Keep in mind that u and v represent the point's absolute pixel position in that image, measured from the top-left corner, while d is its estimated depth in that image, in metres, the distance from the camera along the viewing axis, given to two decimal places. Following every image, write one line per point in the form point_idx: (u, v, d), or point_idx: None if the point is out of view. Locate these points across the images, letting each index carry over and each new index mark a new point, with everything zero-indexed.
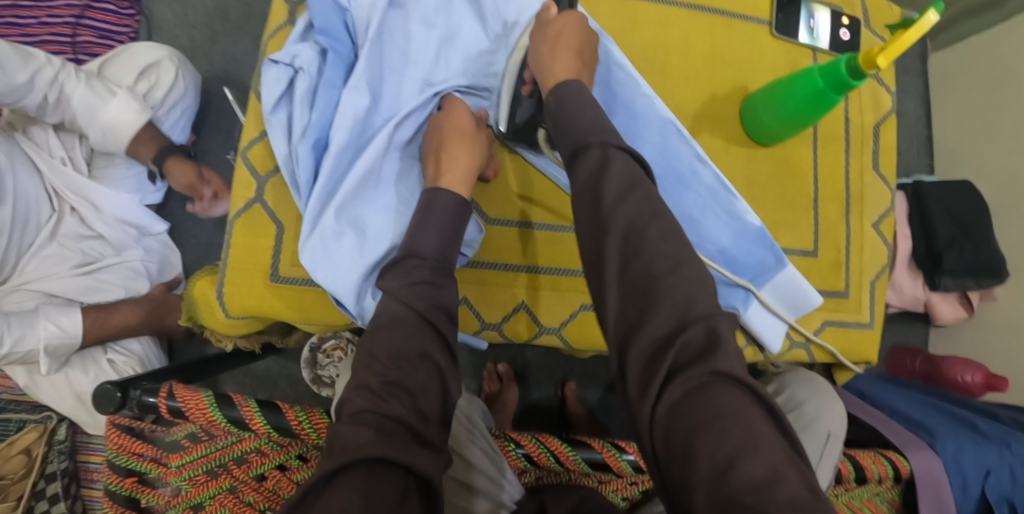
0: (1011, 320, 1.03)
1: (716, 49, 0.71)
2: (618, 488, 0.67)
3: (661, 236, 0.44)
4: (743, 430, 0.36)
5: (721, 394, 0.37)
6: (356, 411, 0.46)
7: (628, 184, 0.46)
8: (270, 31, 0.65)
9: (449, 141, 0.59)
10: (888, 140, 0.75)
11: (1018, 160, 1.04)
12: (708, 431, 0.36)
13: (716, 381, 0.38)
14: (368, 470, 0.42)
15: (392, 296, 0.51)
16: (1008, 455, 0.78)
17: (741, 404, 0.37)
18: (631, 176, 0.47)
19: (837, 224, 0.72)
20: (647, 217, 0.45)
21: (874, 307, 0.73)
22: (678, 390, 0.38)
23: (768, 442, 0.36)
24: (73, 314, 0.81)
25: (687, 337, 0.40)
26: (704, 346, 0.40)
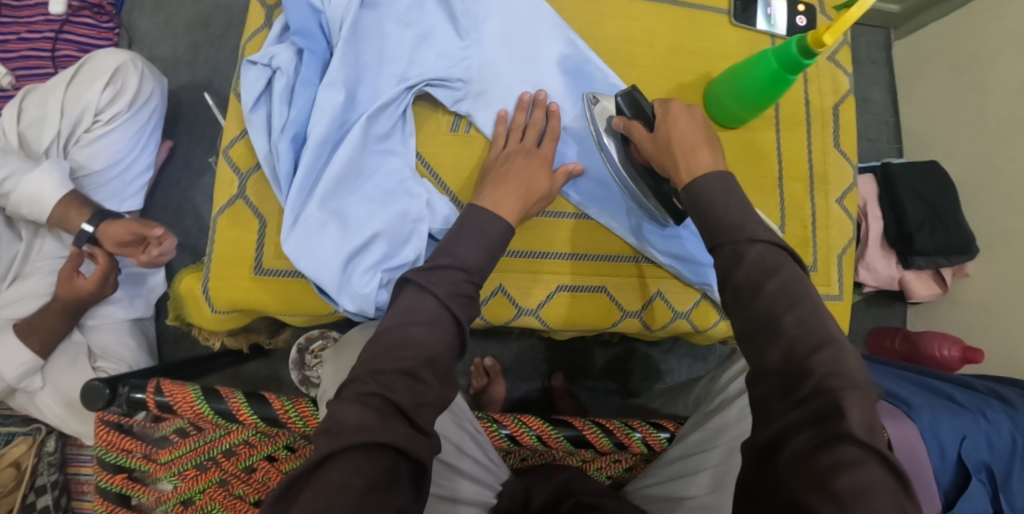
0: (983, 293, 1.06)
1: (678, 39, 0.74)
2: (603, 467, 0.69)
3: (800, 324, 0.45)
4: (862, 480, 0.37)
5: (845, 451, 0.38)
6: (365, 393, 0.47)
7: (765, 273, 0.47)
8: (248, 35, 0.67)
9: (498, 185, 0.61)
10: (849, 119, 0.78)
11: (984, 140, 1.07)
12: (820, 477, 0.38)
13: (843, 439, 0.39)
14: (367, 452, 0.43)
15: (437, 300, 0.53)
16: (983, 423, 0.81)
17: (866, 460, 0.38)
18: (769, 265, 0.47)
19: (803, 201, 0.75)
20: (785, 306, 0.46)
21: (844, 280, 0.76)
22: (808, 442, 0.40)
23: (883, 496, 0.37)
24: (12, 343, 0.81)
25: (809, 407, 0.41)
26: (824, 406, 0.40)
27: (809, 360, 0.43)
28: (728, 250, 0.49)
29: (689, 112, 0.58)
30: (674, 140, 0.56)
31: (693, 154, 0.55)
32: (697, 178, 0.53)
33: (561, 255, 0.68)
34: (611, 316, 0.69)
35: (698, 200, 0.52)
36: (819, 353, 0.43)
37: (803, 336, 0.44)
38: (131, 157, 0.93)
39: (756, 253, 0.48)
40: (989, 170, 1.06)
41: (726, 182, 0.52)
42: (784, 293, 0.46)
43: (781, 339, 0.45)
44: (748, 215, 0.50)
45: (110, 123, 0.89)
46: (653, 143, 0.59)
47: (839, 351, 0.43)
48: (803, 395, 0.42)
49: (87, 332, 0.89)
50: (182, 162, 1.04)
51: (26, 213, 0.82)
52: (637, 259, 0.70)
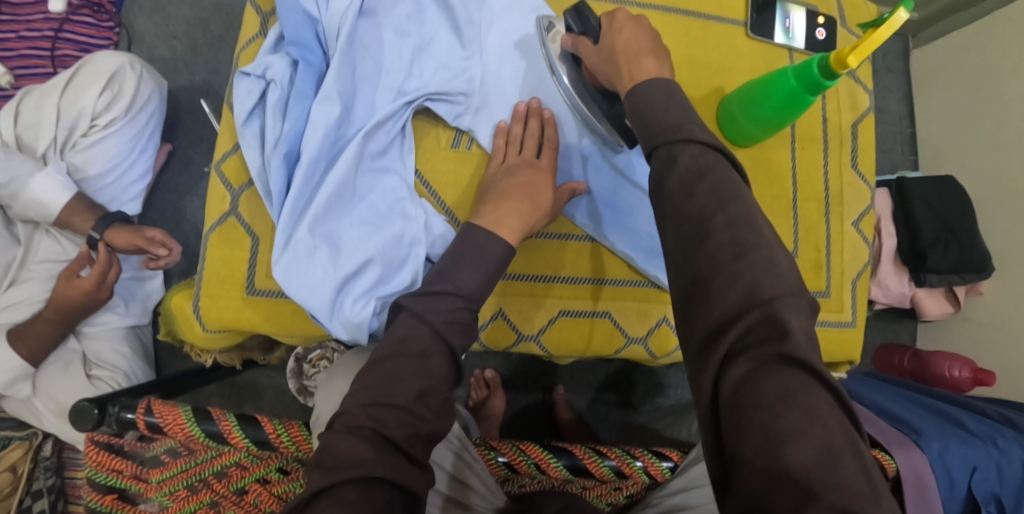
0: (997, 314, 1.03)
1: (691, 53, 0.71)
2: (603, 493, 0.67)
3: (729, 226, 0.41)
4: (803, 414, 0.34)
5: (785, 375, 0.35)
6: (355, 425, 0.45)
7: (697, 176, 0.43)
8: (243, 43, 0.65)
9: (503, 202, 0.59)
10: (866, 138, 0.75)
11: (1003, 155, 1.04)
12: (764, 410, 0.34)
13: (782, 363, 0.35)
14: (361, 486, 0.41)
15: (431, 330, 0.52)
16: (994, 451, 0.79)
17: (807, 385, 0.35)
18: (701, 167, 0.44)
19: (817, 223, 0.72)
20: (715, 208, 0.42)
21: (856, 306, 0.73)
22: (744, 366, 0.36)
23: (833, 428, 0.33)
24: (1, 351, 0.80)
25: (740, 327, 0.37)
26: (768, 334, 0.36)
27: (734, 263, 0.39)
28: (663, 153, 0.45)
29: (636, 22, 0.55)
30: (618, 50, 0.54)
31: (637, 61, 0.52)
32: (639, 82, 0.50)
33: (565, 279, 0.66)
34: (615, 341, 0.67)
35: (637, 105, 0.50)
36: (744, 255, 0.39)
37: (730, 236, 0.40)
38: (128, 161, 0.91)
39: (690, 155, 0.44)
40: (1009, 187, 1.02)
41: (670, 87, 0.50)
42: (713, 194, 0.42)
43: (707, 241, 0.41)
44: (689, 116, 0.47)
45: (107, 127, 0.87)
46: (599, 55, 0.56)
47: (770, 253, 0.40)
48: (733, 311, 0.38)
49: (82, 339, 0.89)
50: (180, 166, 1.03)
51: (34, 215, 0.83)
52: (646, 284, 0.67)
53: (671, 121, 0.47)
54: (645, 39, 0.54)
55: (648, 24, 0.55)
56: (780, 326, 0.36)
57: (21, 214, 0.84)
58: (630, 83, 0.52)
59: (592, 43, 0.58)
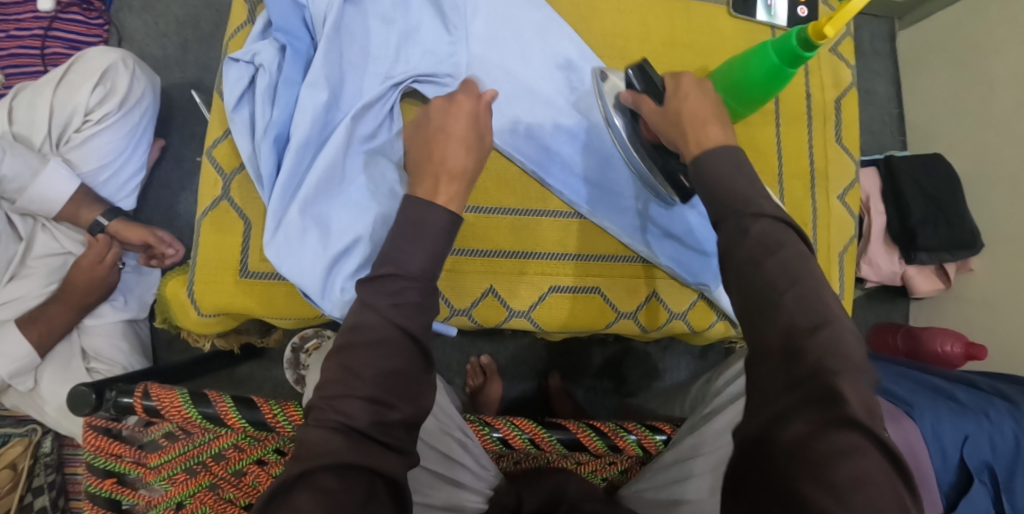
0: (987, 289, 1.04)
1: (674, 33, 0.72)
2: (597, 469, 0.68)
3: (801, 301, 0.43)
4: (856, 471, 0.37)
5: (844, 439, 0.38)
6: (321, 414, 0.45)
7: (767, 249, 0.45)
8: (232, 32, 0.66)
9: (442, 142, 0.57)
10: (850, 113, 0.76)
11: (990, 132, 1.05)
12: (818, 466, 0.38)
13: (842, 428, 0.38)
14: (336, 474, 0.42)
15: (381, 315, 0.48)
16: (986, 423, 0.80)
17: (864, 447, 0.38)
18: (773, 241, 0.45)
19: (803, 198, 0.73)
20: (786, 282, 0.43)
21: (843, 279, 0.74)
22: (804, 426, 0.39)
23: (883, 488, 0.37)
24: (12, 337, 0.81)
25: (806, 388, 0.40)
26: (825, 395, 0.39)
27: (808, 337, 0.41)
28: (732, 224, 0.47)
29: (701, 88, 0.57)
30: (683, 115, 0.55)
31: (702, 127, 0.53)
32: (706, 149, 0.51)
33: (553, 256, 0.66)
34: (605, 317, 0.68)
35: (705, 172, 0.50)
36: (819, 330, 0.41)
37: (802, 312, 0.42)
38: (121, 157, 0.92)
39: (761, 228, 0.45)
40: (996, 163, 1.03)
41: (737, 154, 0.50)
42: (784, 270, 0.44)
43: (779, 315, 0.43)
44: (757, 190, 0.48)
45: (100, 123, 0.87)
46: (662, 117, 0.57)
47: (840, 329, 0.42)
48: (801, 374, 0.41)
49: (82, 334, 0.89)
50: (173, 162, 1.04)
51: (36, 210, 0.85)
52: (634, 260, 0.68)
53: (741, 192, 0.48)
54: (708, 104, 0.55)
55: (711, 89, 0.58)
56: (843, 392, 0.39)
57: (23, 208, 0.85)
58: (696, 151, 0.52)
59: (654, 102, 0.59)
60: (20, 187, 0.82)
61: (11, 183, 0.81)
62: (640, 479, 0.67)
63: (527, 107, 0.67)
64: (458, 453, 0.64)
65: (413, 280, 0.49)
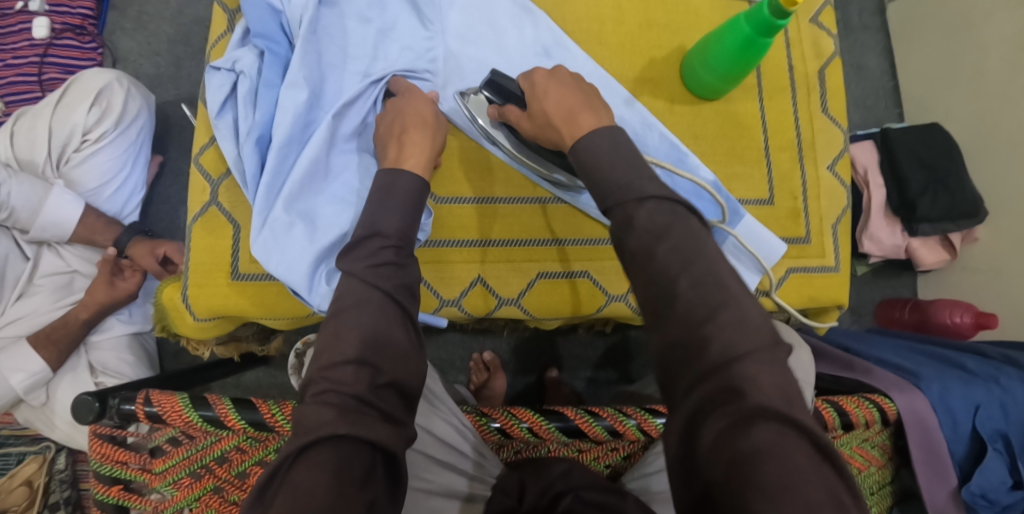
0: (994, 257, 1.02)
1: (650, 13, 0.72)
2: (599, 456, 0.67)
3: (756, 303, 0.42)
4: (779, 468, 0.33)
5: (762, 430, 0.34)
6: (320, 391, 0.46)
7: (658, 235, 0.42)
8: (214, 41, 0.68)
9: (408, 125, 0.60)
10: (834, 83, 0.75)
11: (988, 99, 1.03)
12: (743, 465, 0.33)
13: (760, 417, 0.34)
14: (333, 446, 0.43)
15: (383, 293, 0.50)
16: (997, 390, 0.78)
17: (784, 437, 0.34)
18: (661, 224, 0.42)
19: (791, 171, 0.72)
20: (679, 268, 0.40)
21: (839, 250, 0.73)
22: (721, 422, 0.35)
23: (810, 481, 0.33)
24: (24, 352, 0.83)
25: (712, 383, 0.37)
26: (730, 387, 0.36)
27: (705, 327, 0.38)
28: (619, 214, 0.44)
29: (556, 78, 0.54)
30: (553, 116, 0.52)
31: (573, 118, 0.51)
32: (580, 139, 0.49)
33: (539, 241, 0.67)
34: (596, 301, 0.68)
35: (586, 162, 0.47)
36: (717, 316, 0.38)
37: (699, 299, 0.39)
38: (121, 175, 0.94)
39: (646, 212, 0.42)
40: (994, 129, 1.02)
41: (614, 136, 0.48)
42: (676, 254, 0.41)
43: (677, 305, 0.40)
44: (638, 172, 0.45)
45: (98, 142, 0.89)
46: (533, 123, 0.55)
47: (740, 309, 0.38)
48: (712, 371, 0.37)
49: (89, 350, 0.90)
50: (171, 177, 1.05)
51: (49, 237, 0.88)
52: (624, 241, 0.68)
53: None
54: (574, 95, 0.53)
55: (567, 76, 0.55)
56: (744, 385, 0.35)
57: (36, 237, 0.87)
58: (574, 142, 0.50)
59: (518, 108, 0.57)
60: (31, 214, 0.84)
61: (23, 211, 0.83)
62: (639, 472, 0.65)
63: None
64: (452, 438, 0.64)
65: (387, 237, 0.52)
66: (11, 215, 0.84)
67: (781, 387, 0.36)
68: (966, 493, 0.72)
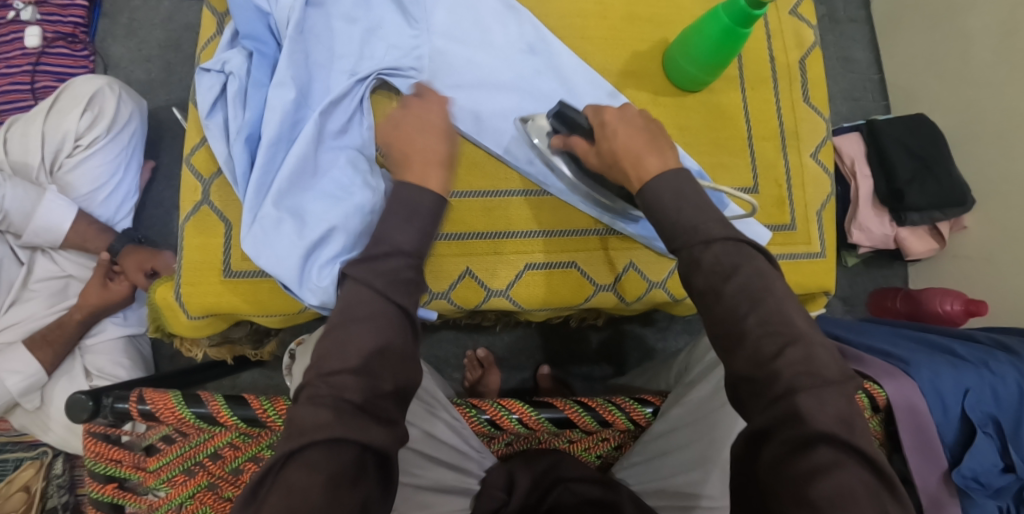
0: (983, 245, 1.03)
1: (633, 7, 0.73)
2: (590, 447, 0.67)
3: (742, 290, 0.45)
4: (835, 486, 0.38)
5: (819, 453, 0.39)
6: (316, 394, 0.45)
7: (725, 275, 0.46)
8: (203, 44, 0.69)
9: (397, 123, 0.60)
10: (816, 72, 0.76)
11: (972, 88, 1.05)
12: (798, 481, 0.39)
13: (819, 443, 0.39)
14: (327, 448, 0.43)
15: (378, 293, 0.50)
16: (986, 374, 0.78)
17: (839, 460, 0.39)
18: (728, 265, 0.46)
19: (775, 159, 0.73)
20: (747, 306, 0.44)
21: (824, 237, 0.74)
22: (782, 447, 0.40)
23: (859, 497, 0.38)
24: (20, 355, 0.83)
25: (775, 411, 0.42)
26: (787, 413, 0.41)
27: (774, 363, 0.42)
28: (685, 255, 0.47)
29: (624, 117, 0.57)
30: (620, 154, 0.54)
31: (641, 160, 0.53)
32: (647, 182, 0.51)
33: (527, 234, 0.67)
34: (584, 291, 0.68)
35: (651, 204, 0.50)
36: (784, 353, 0.42)
37: (767, 337, 0.43)
38: (115, 179, 0.95)
39: (713, 254, 0.46)
40: (980, 118, 1.03)
41: (679, 179, 0.50)
42: (744, 293, 0.45)
43: (746, 344, 0.44)
44: (704, 215, 0.48)
45: (90, 147, 0.90)
46: (599, 158, 0.57)
47: (808, 348, 0.42)
48: (775, 395, 0.42)
49: (84, 354, 0.91)
50: (165, 182, 1.06)
51: (42, 242, 0.88)
52: (609, 231, 0.68)
53: (688, 220, 0.48)
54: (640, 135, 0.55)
55: (635, 114, 0.57)
56: (804, 413, 0.40)
57: (29, 241, 0.88)
58: (640, 184, 0.52)
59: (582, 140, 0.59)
60: (24, 217, 0.85)
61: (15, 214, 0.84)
62: (625, 467, 0.66)
63: (491, 94, 0.68)
64: (447, 437, 0.64)
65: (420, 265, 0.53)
66: (5, 219, 0.84)
67: (840, 416, 0.41)
68: (958, 476, 0.72)
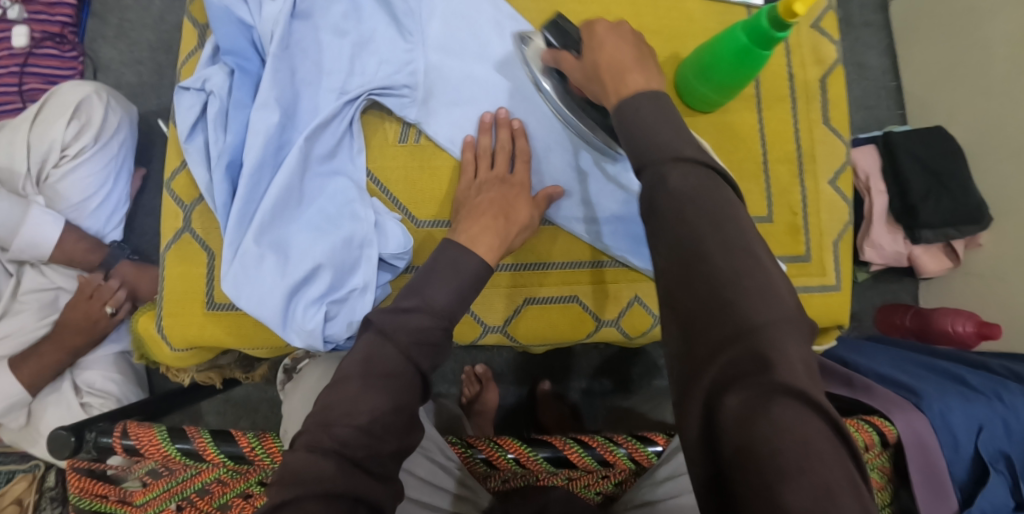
0: (998, 264, 1.00)
1: (641, 20, 0.69)
2: (590, 483, 0.66)
3: (725, 249, 0.38)
4: (799, 450, 0.31)
5: (783, 409, 0.32)
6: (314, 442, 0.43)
7: (687, 197, 0.40)
8: (184, 58, 0.66)
9: None
10: (836, 91, 0.72)
11: (992, 99, 1.00)
12: (758, 447, 0.31)
13: (781, 395, 0.32)
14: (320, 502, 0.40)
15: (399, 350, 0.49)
16: (999, 407, 0.76)
17: (804, 419, 0.32)
18: (691, 187, 0.40)
19: (791, 185, 0.70)
20: (707, 227, 0.38)
21: (840, 268, 0.70)
22: (740, 396, 0.32)
23: (828, 462, 0.31)
24: (1, 376, 0.82)
25: (730, 354, 0.34)
26: (748, 364, 0.33)
27: (729, 288, 0.36)
28: (650, 172, 0.42)
29: (618, 30, 0.52)
30: (602, 67, 0.50)
31: (623, 76, 0.49)
32: (625, 97, 0.47)
33: (527, 266, 0.64)
34: (586, 326, 0.66)
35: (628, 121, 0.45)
36: (739, 280, 0.36)
37: (726, 257, 0.37)
38: (104, 190, 0.92)
39: (680, 172, 0.41)
40: (1000, 132, 0.99)
41: (657, 97, 0.46)
42: (705, 214, 0.39)
43: (705, 263, 0.37)
44: (677, 135, 0.43)
45: (78, 157, 0.88)
46: (583, 70, 0.54)
47: (766, 278, 0.36)
48: (730, 334, 0.35)
49: (76, 372, 0.89)
50: (155, 190, 1.03)
51: (28, 258, 0.86)
52: (612, 264, 0.66)
53: (657, 136, 0.43)
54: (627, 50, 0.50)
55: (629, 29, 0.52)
56: (767, 358, 0.33)
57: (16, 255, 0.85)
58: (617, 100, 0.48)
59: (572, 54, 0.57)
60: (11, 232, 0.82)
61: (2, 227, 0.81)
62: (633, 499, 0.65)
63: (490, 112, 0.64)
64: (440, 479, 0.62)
65: (437, 318, 0.51)
66: None
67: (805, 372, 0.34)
68: None
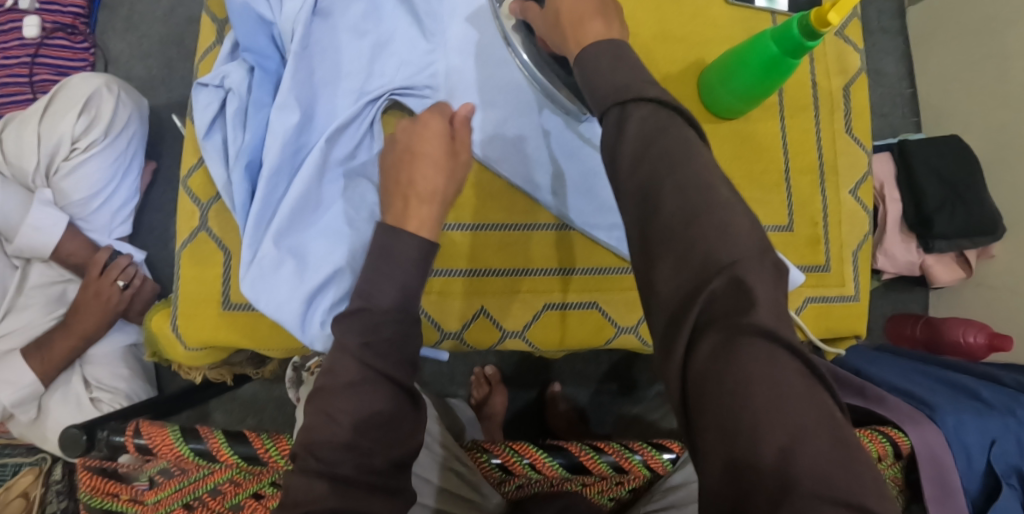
0: (1010, 276, 0.99)
1: (665, 26, 0.68)
2: (603, 489, 0.65)
3: (679, 191, 0.38)
4: (769, 387, 0.31)
5: (752, 348, 0.32)
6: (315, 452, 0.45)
7: (646, 140, 0.40)
8: (201, 53, 0.65)
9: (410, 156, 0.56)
10: (859, 101, 0.72)
11: (1008, 110, 1.00)
12: (732, 388, 0.31)
13: (749, 334, 0.32)
14: None
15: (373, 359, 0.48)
16: (1012, 421, 0.76)
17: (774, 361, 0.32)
18: (654, 128, 0.41)
19: (813, 196, 0.69)
20: (665, 169, 0.39)
21: (859, 279, 0.70)
22: (712, 337, 0.33)
23: (801, 401, 0.31)
24: (17, 364, 0.81)
25: (704, 296, 0.34)
26: (723, 305, 0.33)
27: (686, 228, 0.36)
28: (614, 116, 0.43)
29: None
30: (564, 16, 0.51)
31: (585, 25, 0.50)
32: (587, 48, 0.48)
33: (544, 271, 0.65)
34: (604, 333, 0.66)
35: (588, 72, 0.46)
36: (695, 216, 0.36)
37: (679, 199, 0.38)
38: (111, 187, 0.91)
39: (641, 115, 0.41)
40: (1015, 143, 0.98)
41: (616, 46, 0.47)
42: (664, 155, 0.39)
43: (661, 207, 0.38)
44: (637, 76, 0.44)
45: (87, 150, 0.86)
46: (545, 20, 0.55)
47: (728, 215, 0.36)
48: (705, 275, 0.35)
49: (83, 365, 0.88)
50: (165, 185, 1.03)
51: (29, 254, 0.86)
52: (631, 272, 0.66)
53: (618, 81, 0.44)
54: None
55: None
56: (743, 295, 0.33)
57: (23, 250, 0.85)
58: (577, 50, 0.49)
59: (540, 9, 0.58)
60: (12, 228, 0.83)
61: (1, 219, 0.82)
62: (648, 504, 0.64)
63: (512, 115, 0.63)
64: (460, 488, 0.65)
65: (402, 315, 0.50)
66: None
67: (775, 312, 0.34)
68: None
